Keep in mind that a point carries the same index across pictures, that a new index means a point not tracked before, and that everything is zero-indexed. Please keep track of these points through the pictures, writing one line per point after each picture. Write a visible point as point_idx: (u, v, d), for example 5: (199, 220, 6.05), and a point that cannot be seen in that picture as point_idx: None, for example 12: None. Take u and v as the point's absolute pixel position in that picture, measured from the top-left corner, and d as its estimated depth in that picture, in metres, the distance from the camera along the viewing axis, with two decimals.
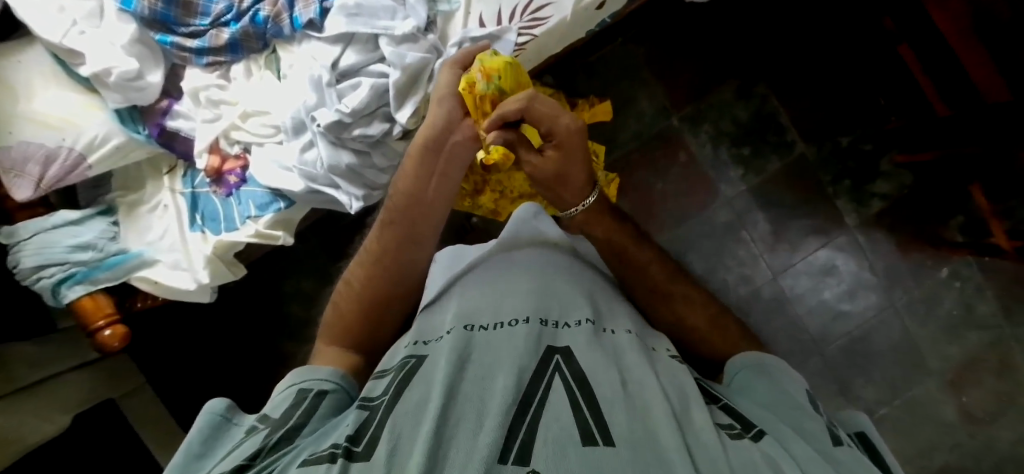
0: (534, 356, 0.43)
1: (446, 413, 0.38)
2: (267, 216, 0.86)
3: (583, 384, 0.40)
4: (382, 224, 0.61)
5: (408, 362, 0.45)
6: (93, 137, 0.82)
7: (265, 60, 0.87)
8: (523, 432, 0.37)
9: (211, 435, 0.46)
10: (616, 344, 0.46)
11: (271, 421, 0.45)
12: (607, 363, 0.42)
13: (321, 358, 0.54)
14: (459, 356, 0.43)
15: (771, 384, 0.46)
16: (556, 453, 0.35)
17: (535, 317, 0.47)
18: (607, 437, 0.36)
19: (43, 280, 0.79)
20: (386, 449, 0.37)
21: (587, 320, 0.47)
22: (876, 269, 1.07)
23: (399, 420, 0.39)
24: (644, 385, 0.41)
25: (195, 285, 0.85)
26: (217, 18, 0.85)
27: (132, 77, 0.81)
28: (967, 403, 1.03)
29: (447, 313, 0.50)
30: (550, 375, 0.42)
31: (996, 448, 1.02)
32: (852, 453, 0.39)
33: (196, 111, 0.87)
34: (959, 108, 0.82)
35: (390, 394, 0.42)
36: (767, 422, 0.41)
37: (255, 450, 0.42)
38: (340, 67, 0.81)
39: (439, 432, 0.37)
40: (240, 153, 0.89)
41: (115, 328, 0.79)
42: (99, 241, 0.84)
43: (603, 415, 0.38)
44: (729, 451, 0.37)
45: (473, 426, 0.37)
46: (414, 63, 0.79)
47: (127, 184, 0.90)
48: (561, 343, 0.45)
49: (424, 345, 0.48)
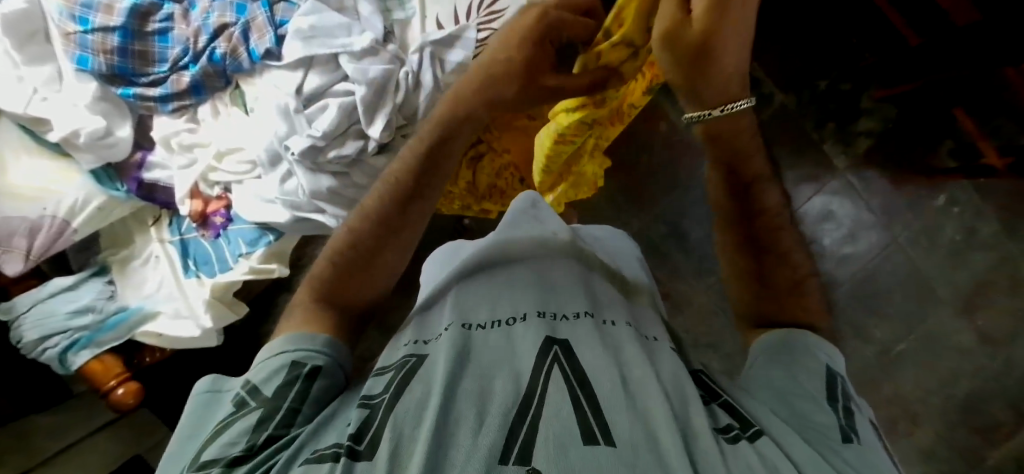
0: (533, 351, 0.42)
1: (446, 410, 0.38)
2: (259, 251, 0.86)
3: (583, 383, 0.40)
4: (390, 182, 0.56)
5: (408, 360, 0.45)
6: (73, 201, 0.81)
7: (231, 96, 0.86)
8: (523, 435, 0.36)
9: (203, 412, 0.45)
10: (616, 340, 0.45)
11: (265, 401, 0.43)
12: (606, 359, 0.42)
13: (298, 315, 0.51)
14: (458, 353, 0.43)
15: (790, 369, 0.45)
16: (556, 452, 0.34)
17: (533, 312, 0.47)
18: (607, 437, 0.35)
19: (49, 350, 0.79)
20: (388, 449, 0.36)
21: (585, 314, 0.47)
22: (874, 207, 1.05)
23: (402, 416, 0.38)
24: (644, 380, 0.40)
25: (199, 331, 0.85)
26: (175, 62, 0.84)
27: (101, 135, 0.81)
28: (982, 327, 1.02)
29: (445, 309, 0.50)
30: (550, 367, 0.41)
31: (1017, 366, 1.01)
32: (861, 451, 0.38)
33: (170, 159, 0.87)
34: (928, 33, 0.81)
35: (390, 393, 0.41)
36: (772, 419, 0.41)
37: (245, 436, 0.40)
38: (304, 92, 0.81)
39: (439, 429, 0.36)
40: (221, 193, 0.88)
41: (128, 385, 0.77)
42: (97, 302, 0.84)
43: (606, 416, 0.37)
44: (729, 455, 0.35)
45: (474, 423, 0.37)
46: (378, 76, 0.78)
47: (115, 241, 0.91)
48: (560, 336, 0.44)
49: (423, 344, 0.47)
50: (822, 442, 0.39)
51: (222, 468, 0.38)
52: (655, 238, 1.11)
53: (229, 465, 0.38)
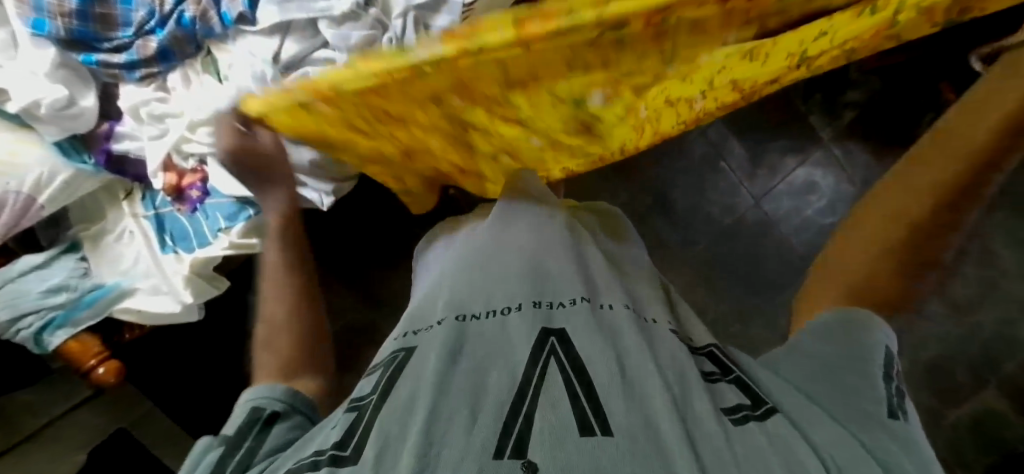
0: (528, 342, 0.40)
1: (437, 406, 0.35)
2: (238, 226, 0.82)
3: (581, 372, 0.38)
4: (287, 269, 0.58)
5: (397, 355, 0.43)
6: (38, 176, 0.77)
7: (202, 63, 0.82)
8: (520, 421, 0.34)
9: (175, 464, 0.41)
10: (614, 325, 0.43)
11: (228, 438, 0.43)
12: (604, 344, 0.40)
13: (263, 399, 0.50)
14: (451, 346, 0.40)
15: (847, 346, 0.45)
16: (551, 443, 0.32)
17: (528, 301, 0.44)
18: (605, 426, 0.33)
19: (23, 331, 0.77)
20: (375, 451, 0.33)
21: (581, 300, 0.45)
22: (854, 180, 1.06)
23: (389, 415, 0.36)
24: (644, 367, 0.38)
25: (180, 306, 0.83)
26: (140, 26, 0.79)
27: (64, 105, 0.76)
28: (952, 294, 1.07)
29: (437, 299, 0.48)
30: (546, 360, 0.39)
31: (982, 332, 1.06)
32: (906, 425, 0.39)
33: (140, 129, 0.83)
34: None
35: (378, 393, 0.40)
36: (789, 402, 0.41)
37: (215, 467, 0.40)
38: (282, 59, 0.77)
39: (429, 427, 0.34)
40: (196, 166, 0.84)
41: (109, 364, 0.76)
42: (71, 281, 0.81)
43: (603, 405, 0.35)
44: (734, 436, 0.35)
45: (467, 419, 0.34)
46: (360, 42, 0.75)
47: (87, 217, 0.87)
48: (557, 325, 0.42)
49: (414, 336, 0.45)
50: (869, 430, 0.38)
51: None
52: (641, 208, 1.10)
53: None
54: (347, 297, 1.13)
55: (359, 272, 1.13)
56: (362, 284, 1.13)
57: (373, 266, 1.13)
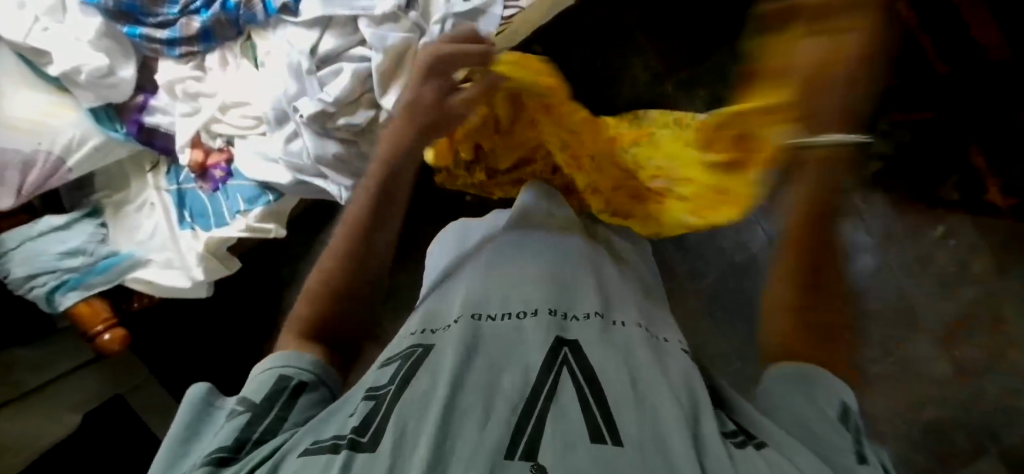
0: (542, 347, 0.39)
1: (452, 404, 0.34)
2: (257, 209, 0.84)
3: (593, 381, 0.36)
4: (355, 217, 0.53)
5: (415, 351, 0.41)
6: (70, 139, 0.79)
7: (241, 47, 0.85)
8: (530, 427, 0.32)
9: (193, 422, 0.41)
10: (627, 339, 0.42)
11: (253, 405, 0.40)
12: (616, 360, 0.39)
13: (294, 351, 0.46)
14: (468, 345, 0.39)
15: (793, 399, 0.40)
16: (562, 450, 0.31)
17: (545, 307, 0.43)
18: (615, 436, 0.32)
19: (36, 289, 0.78)
20: (393, 440, 0.32)
21: (595, 315, 0.44)
22: (873, 231, 1.06)
23: (408, 406, 0.35)
24: (656, 385, 0.37)
25: (190, 283, 0.84)
26: (186, 6, 0.82)
27: (103, 74, 0.78)
28: (958, 358, 1.02)
29: (454, 300, 0.47)
30: (559, 369, 0.38)
31: (982, 401, 1.00)
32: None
33: (173, 105, 0.85)
34: (957, 66, 0.82)
35: (397, 383, 0.38)
36: (769, 428, 0.37)
37: (236, 439, 0.37)
38: (319, 52, 0.79)
39: (444, 422, 0.32)
40: (223, 146, 0.86)
41: (114, 332, 0.77)
42: (88, 245, 0.82)
43: (614, 415, 0.33)
44: (737, 457, 0.33)
45: (480, 418, 0.33)
46: (397, 44, 0.76)
47: (111, 184, 0.88)
48: (571, 336, 0.41)
49: (431, 334, 0.44)
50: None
51: None
52: None
53: (216, 465, 0.35)
54: None
55: None
56: None
57: None
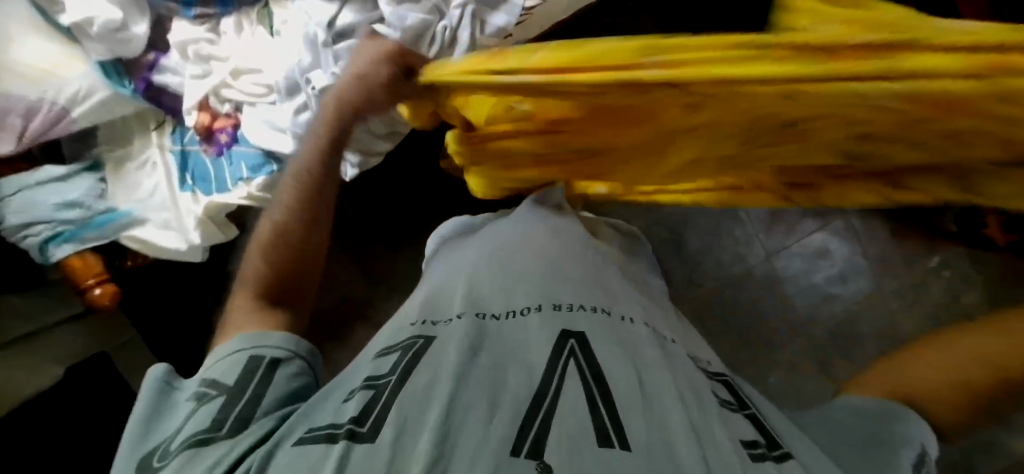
0: (547, 343, 0.39)
1: (455, 399, 0.34)
2: (260, 178, 0.82)
3: (599, 378, 0.36)
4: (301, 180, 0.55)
5: (415, 342, 0.41)
6: (76, 90, 0.79)
7: (258, 14, 0.85)
8: (538, 424, 0.32)
9: (165, 404, 0.41)
10: (633, 337, 0.42)
11: (227, 389, 0.40)
12: (623, 358, 0.38)
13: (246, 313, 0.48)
14: (472, 342, 0.39)
15: (870, 434, 0.37)
16: (569, 449, 0.30)
17: (548, 303, 0.43)
18: (622, 439, 0.31)
19: (30, 238, 0.77)
20: (393, 431, 0.32)
21: (601, 310, 0.44)
22: (869, 254, 1.06)
23: (409, 398, 0.35)
24: (663, 384, 0.36)
25: (185, 246, 0.83)
26: None
27: (116, 27, 0.78)
28: None
29: (456, 293, 0.46)
30: (566, 360, 0.37)
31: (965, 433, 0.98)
32: None
33: (183, 66, 0.84)
34: None
35: (398, 373, 0.37)
36: (806, 452, 0.36)
37: (211, 422, 0.38)
38: (336, 26, 0.77)
39: (448, 417, 0.32)
40: (231, 112, 0.85)
41: (106, 287, 0.75)
42: (86, 199, 0.81)
43: (621, 415, 0.33)
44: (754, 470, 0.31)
45: (485, 414, 0.33)
46: (415, 25, 0.76)
47: (114, 139, 0.88)
48: (577, 328, 0.41)
49: (431, 325, 0.43)
50: None
51: (179, 458, 0.35)
52: (654, 241, 1.12)
53: (198, 444, 0.36)
54: (350, 268, 1.14)
55: (367, 249, 1.14)
56: (367, 259, 1.14)
57: (381, 244, 1.13)
